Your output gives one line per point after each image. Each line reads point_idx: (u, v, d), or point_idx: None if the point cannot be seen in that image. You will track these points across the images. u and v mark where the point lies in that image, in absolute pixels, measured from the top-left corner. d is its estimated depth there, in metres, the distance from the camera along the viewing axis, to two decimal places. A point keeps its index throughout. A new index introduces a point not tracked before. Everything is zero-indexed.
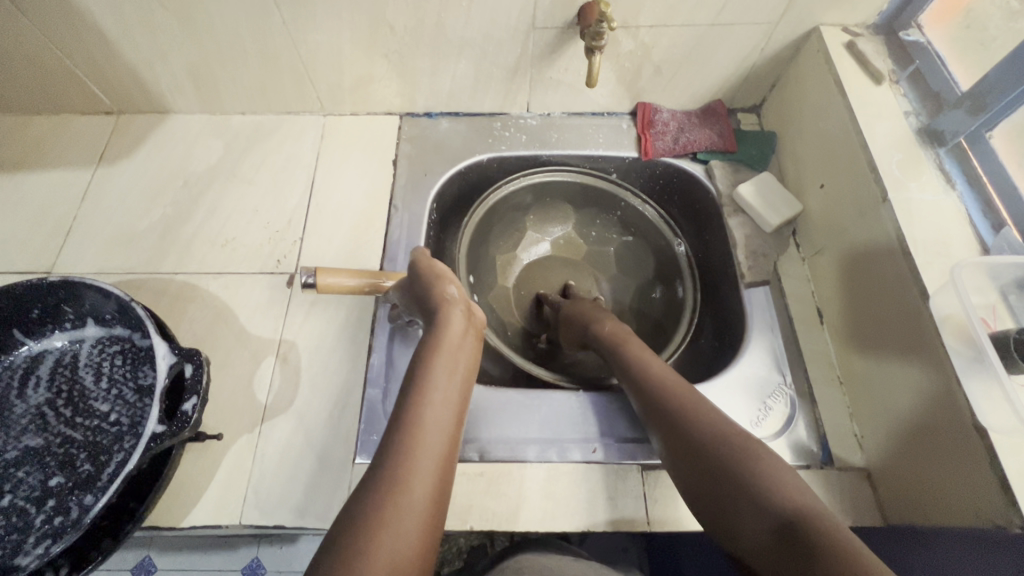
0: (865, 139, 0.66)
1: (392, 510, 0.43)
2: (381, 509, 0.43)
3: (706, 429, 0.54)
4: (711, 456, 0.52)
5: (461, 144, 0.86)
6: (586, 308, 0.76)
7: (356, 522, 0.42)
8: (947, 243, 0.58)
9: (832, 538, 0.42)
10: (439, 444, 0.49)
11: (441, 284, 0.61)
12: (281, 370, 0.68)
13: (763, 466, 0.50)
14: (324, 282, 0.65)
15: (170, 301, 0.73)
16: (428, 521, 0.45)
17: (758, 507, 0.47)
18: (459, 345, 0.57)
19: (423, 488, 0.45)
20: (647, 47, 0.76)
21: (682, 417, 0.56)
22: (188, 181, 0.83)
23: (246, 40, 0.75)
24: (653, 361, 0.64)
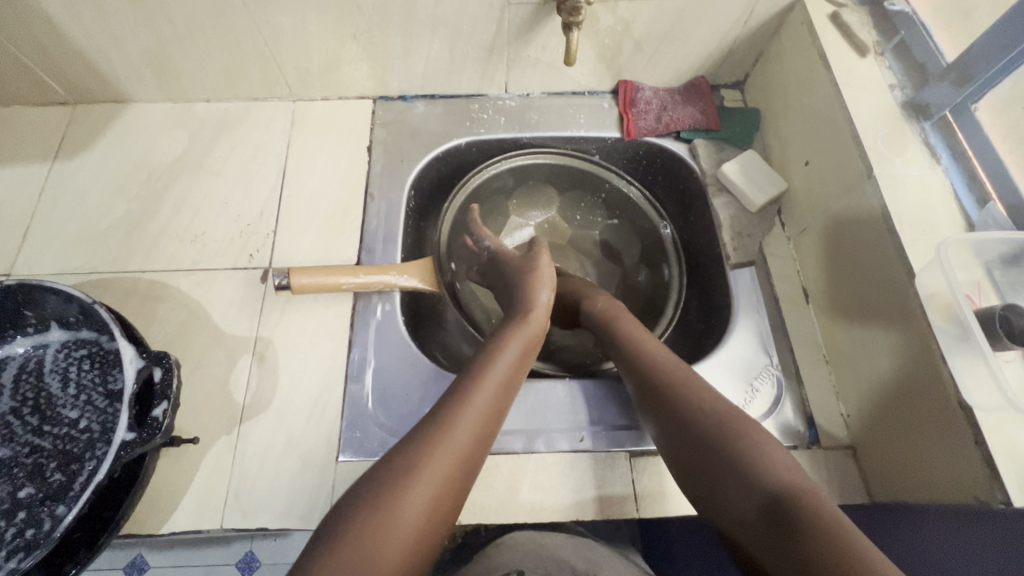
0: (850, 114, 0.64)
1: (431, 456, 0.48)
2: (417, 457, 0.48)
3: (698, 406, 0.54)
4: (700, 434, 0.52)
5: (439, 128, 0.83)
6: (576, 286, 0.75)
7: (392, 470, 0.47)
8: (932, 219, 0.57)
9: (820, 517, 0.42)
10: (483, 417, 0.53)
11: (540, 283, 0.69)
12: (258, 369, 0.66)
13: (757, 445, 0.49)
14: (297, 283, 0.66)
15: (139, 301, 0.70)
16: (457, 476, 0.49)
17: (744, 485, 0.47)
18: (537, 339, 0.64)
19: (461, 443, 0.50)
20: (626, 22, 0.73)
21: (672, 395, 0.55)
22: (153, 173, 0.79)
23: (206, 23, 0.71)
24: (647, 338, 0.63)
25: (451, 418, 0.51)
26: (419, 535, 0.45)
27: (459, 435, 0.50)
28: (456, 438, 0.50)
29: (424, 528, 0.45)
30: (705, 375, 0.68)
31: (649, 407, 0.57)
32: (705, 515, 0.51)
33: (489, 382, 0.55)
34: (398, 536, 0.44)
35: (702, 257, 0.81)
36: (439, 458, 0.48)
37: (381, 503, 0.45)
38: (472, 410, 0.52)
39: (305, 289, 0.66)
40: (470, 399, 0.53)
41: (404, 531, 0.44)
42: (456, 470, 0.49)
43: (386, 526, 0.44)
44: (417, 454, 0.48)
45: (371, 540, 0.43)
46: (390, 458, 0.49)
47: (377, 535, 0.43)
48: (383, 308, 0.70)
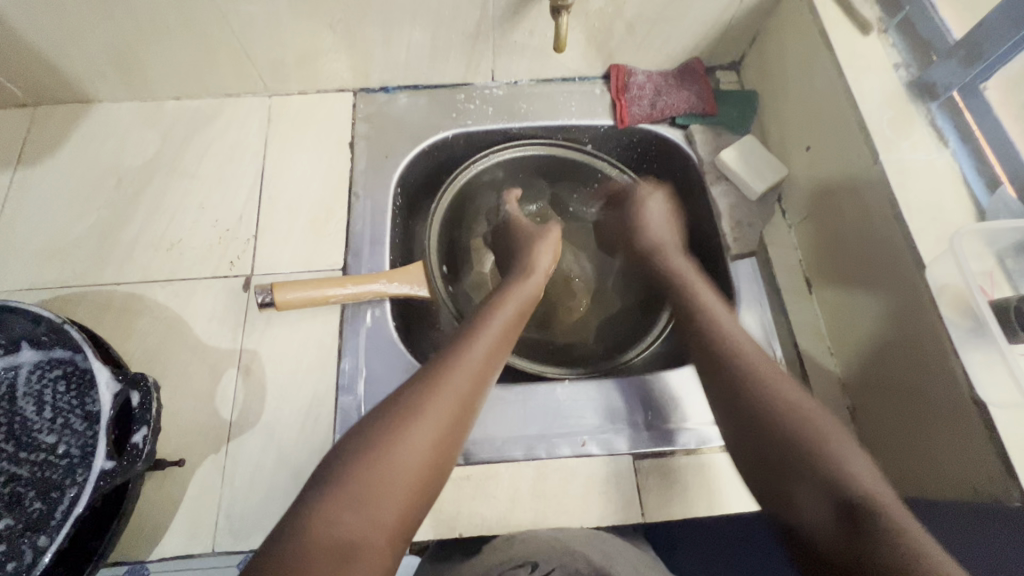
0: (854, 97, 0.61)
1: (428, 396, 0.49)
2: (415, 397, 0.49)
3: (773, 396, 0.51)
4: (772, 427, 0.50)
5: (424, 121, 0.80)
6: (660, 231, 0.76)
7: (392, 409, 0.49)
8: (942, 207, 0.55)
9: (891, 522, 0.41)
10: (480, 364, 0.54)
11: (542, 251, 0.72)
12: (244, 384, 0.63)
13: (831, 447, 0.47)
14: (282, 299, 0.63)
15: (115, 315, 0.67)
16: (454, 419, 0.50)
17: (820, 483, 0.45)
18: (533, 301, 0.66)
19: (457, 386, 0.51)
20: (617, 4, 0.70)
21: (745, 384, 0.53)
22: (123, 178, 0.74)
23: (169, 15, 0.66)
24: (725, 318, 0.61)
25: (450, 366, 0.52)
26: (417, 480, 0.46)
27: (459, 381, 0.51)
28: (453, 384, 0.51)
29: (423, 473, 0.46)
30: None
31: (717, 393, 0.55)
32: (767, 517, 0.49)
33: (484, 335, 0.57)
34: (391, 476, 0.45)
35: (701, 247, 0.79)
36: (439, 403, 0.49)
37: (377, 445, 0.46)
38: (471, 360, 0.54)
39: (290, 305, 0.63)
40: (467, 349, 0.55)
41: (399, 468, 0.45)
42: (455, 418, 0.50)
43: (383, 466, 0.45)
44: (417, 399, 0.49)
45: (367, 480, 0.44)
46: (389, 403, 0.50)
47: (374, 473, 0.44)
48: (373, 315, 0.67)
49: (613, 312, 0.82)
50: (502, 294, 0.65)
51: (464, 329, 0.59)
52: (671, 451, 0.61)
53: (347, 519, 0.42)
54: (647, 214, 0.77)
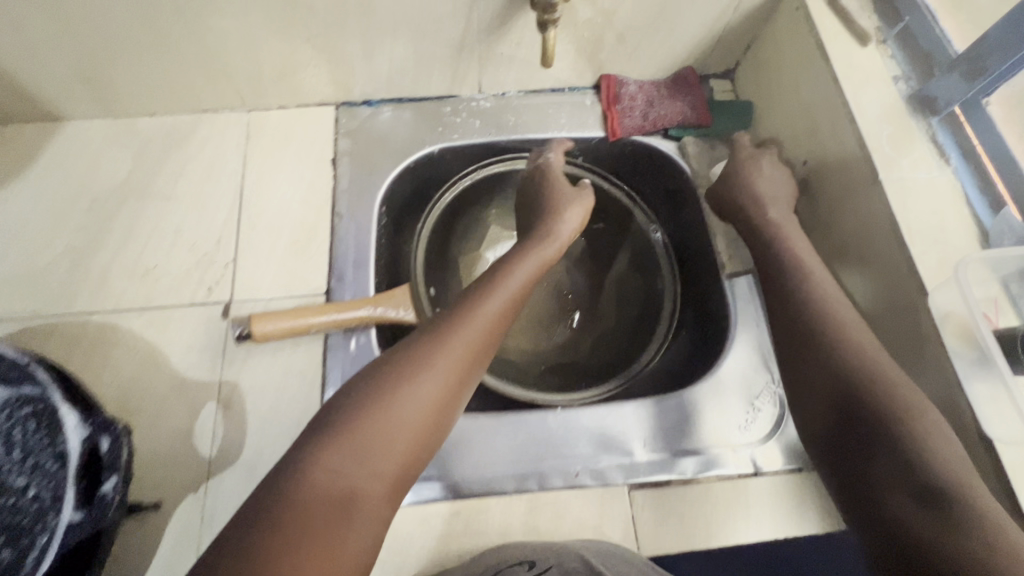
0: (852, 112, 0.59)
1: (436, 349, 0.49)
2: (423, 349, 0.49)
3: (875, 383, 0.50)
4: (868, 416, 0.49)
5: (409, 136, 0.77)
6: (773, 182, 0.67)
7: (400, 360, 0.48)
8: (944, 229, 0.53)
9: (976, 514, 0.42)
10: (491, 323, 0.53)
11: (568, 216, 0.69)
12: (224, 418, 0.61)
13: (924, 434, 0.46)
14: (260, 330, 0.61)
15: (89, 347, 0.64)
16: (461, 374, 0.49)
17: (906, 469, 0.45)
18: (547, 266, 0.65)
19: (466, 342, 0.50)
20: (606, 13, 0.67)
21: (848, 370, 0.52)
22: (95, 201, 0.71)
23: (138, 31, 0.63)
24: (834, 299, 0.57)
25: (461, 320, 0.52)
26: (420, 434, 0.45)
27: (469, 336, 0.51)
28: (462, 340, 0.50)
29: (426, 427, 0.46)
30: (705, 396, 0.64)
31: (813, 374, 0.54)
32: (837, 486, 0.51)
33: (498, 294, 0.56)
34: (394, 424, 0.44)
35: (695, 262, 0.76)
36: (448, 356, 0.49)
37: (382, 393, 0.45)
38: (482, 317, 0.53)
39: (269, 336, 0.61)
40: (480, 306, 0.54)
41: (403, 418, 0.45)
42: (461, 374, 0.49)
43: (388, 415, 0.44)
44: (424, 351, 0.49)
45: (373, 428, 0.43)
46: (396, 354, 0.49)
47: (378, 420, 0.44)
48: (357, 342, 0.65)
49: (607, 326, 0.78)
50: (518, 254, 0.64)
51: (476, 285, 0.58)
52: (667, 481, 0.60)
53: (351, 464, 0.41)
54: (757, 165, 0.68)
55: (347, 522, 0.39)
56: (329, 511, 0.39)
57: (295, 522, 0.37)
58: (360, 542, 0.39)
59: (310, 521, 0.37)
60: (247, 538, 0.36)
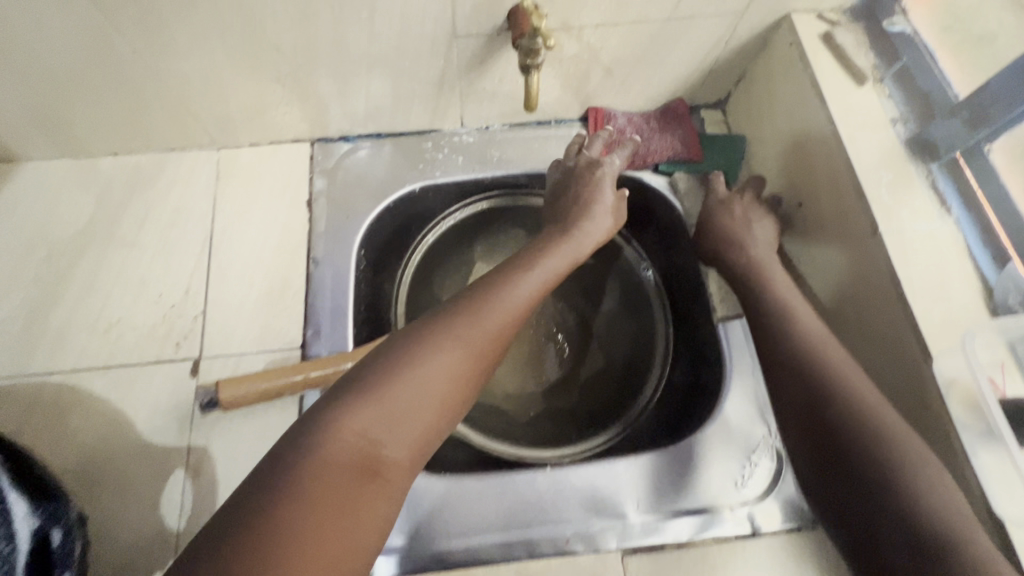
0: (849, 157, 0.57)
1: (473, 316, 0.45)
2: (457, 314, 0.45)
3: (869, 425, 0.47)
4: (863, 458, 0.46)
5: (388, 174, 0.73)
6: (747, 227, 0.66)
7: (435, 322, 0.44)
8: (947, 285, 0.51)
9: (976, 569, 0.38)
10: (528, 297, 0.50)
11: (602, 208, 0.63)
12: (193, 486, 0.58)
13: (920, 480, 0.43)
14: (227, 396, 0.57)
15: (47, 412, 0.60)
16: (494, 347, 0.46)
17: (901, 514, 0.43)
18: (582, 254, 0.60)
19: (503, 313, 0.47)
20: (593, 49, 0.64)
21: (842, 411, 0.49)
22: (54, 250, 0.67)
23: (93, 74, 0.59)
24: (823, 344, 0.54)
25: (498, 291, 0.48)
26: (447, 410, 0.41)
27: (505, 308, 0.47)
28: (500, 310, 0.47)
29: (452, 404, 0.41)
30: (701, 450, 0.62)
31: (803, 411, 0.51)
32: (831, 507, 0.48)
33: (534, 273, 0.53)
34: (422, 394, 0.40)
35: (688, 302, 0.73)
36: (482, 328, 0.45)
37: (410, 358, 0.41)
38: (517, 296, 0.49)
39: (238, 403, 0.57)
40: (517, 279, 0.51)
41: (435, 383, 0.40)
42: (490, 352, 0.45)
43: (416, 383, 0.40)
44: (459, 315, 0.45)
45: (400, 396, 0.38)
46: (426, 318, 0.45)
47: (405, 387, 0.39)
48: None
49: (597, 366, 0.75)
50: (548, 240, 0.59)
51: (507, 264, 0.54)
52: (661, 544, 0.57)
53: (372, 429, 0.37)
54: (726, 212, 0.67)
55: (364, 495, 0.35)
56: (348, 484, 0.34)
57: (309, 495, 0.33)
58: (376, 522, 0.35)
59: (328, 495, 0.33)
60: (250, 511, 0.32)
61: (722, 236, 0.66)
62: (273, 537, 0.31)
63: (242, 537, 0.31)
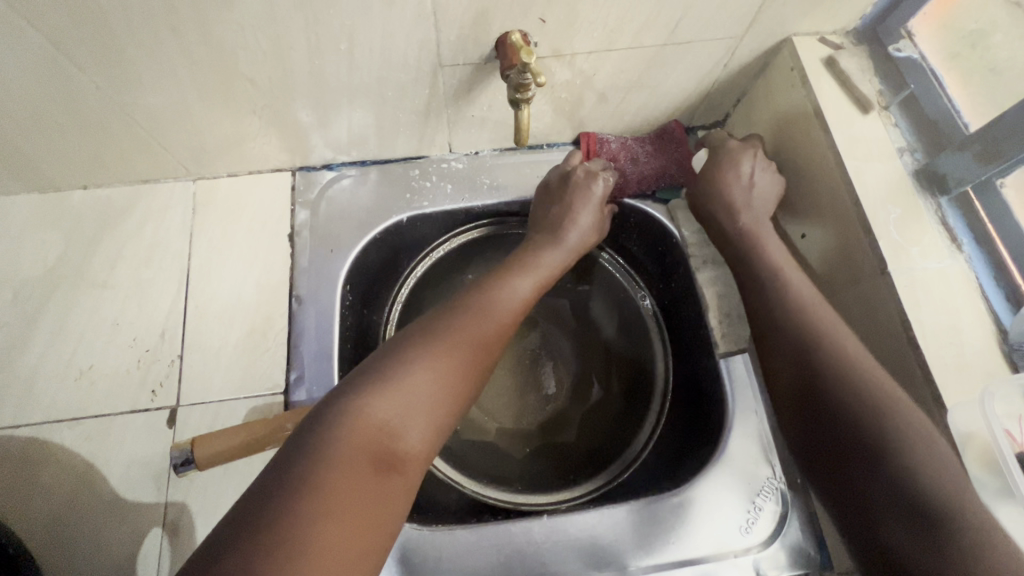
0: (855, 191, 0.54)
1: (474, 318, 0.50)
2: (459, 317, 0.49)
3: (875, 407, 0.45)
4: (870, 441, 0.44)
5: (374, 204, 0.70)
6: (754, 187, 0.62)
7: (438, 324, 0.48)
8: (959, 327, 0.49)
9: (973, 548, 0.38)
10: (520, 300, 0.56)
11: (583, 215, 0.64)
12: (172, 546, 0.55)
13: (921, 460, 0.42)
14: (201, 457, 0.53)
15: (15, 469, 0.57)
16: (494, 344, 0.50)
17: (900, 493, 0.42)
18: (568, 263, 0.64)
19: (500, 313, 0.52)
20: (586, 75, 0.61)
21: (848, 393, 0.46)
22: (20, 294, 0.63)
23: (53, 110, 0.55)
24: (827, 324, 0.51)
25: (494, 295, 0.54)
26: (450, 406, 0.44)
27: (501, 310, 0.53)
28: (497, 310, 0.52)
29: (454, 400, 0.44)
30: (704, 494, 0.59)
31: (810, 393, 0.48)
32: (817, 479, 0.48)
33: (523, 279, 0.58)
34: (427, 390, 0.43)
35: (689, 333, 0.70)
36: (481, 327, 0.50)
37: (409, 359, 0.44)
38: (504, 304, 0.54)
39: (217, 460, 0.54)
40: (507, 285, 0.56)
41: (445, 375, 0.44)
42: (490, 347, 0.50)
43: (420, 380, 0.43)
44: (460, 318, 0.49)
45: (406, 392, 0.41)
46: (422, 326, 0.48)
47: (411, 383, 0.42)
48: None
49: (595, 400, 0.73)
50: (532, 249, 0.63)
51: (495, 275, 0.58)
52: None
53: (384, 420, 0.39)
54: (741, 169, 0.62)
55: (386, 478, 0.38)
56: (365, 471, 0.37)
57: (331, 484, 0.35)
58: (392, 508, 0.37)
59: (349, 483, 0.35)
60: (259, 518, 0.32)
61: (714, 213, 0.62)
62: (299, 525, 0.32)
63: (263, 532, 0.32)
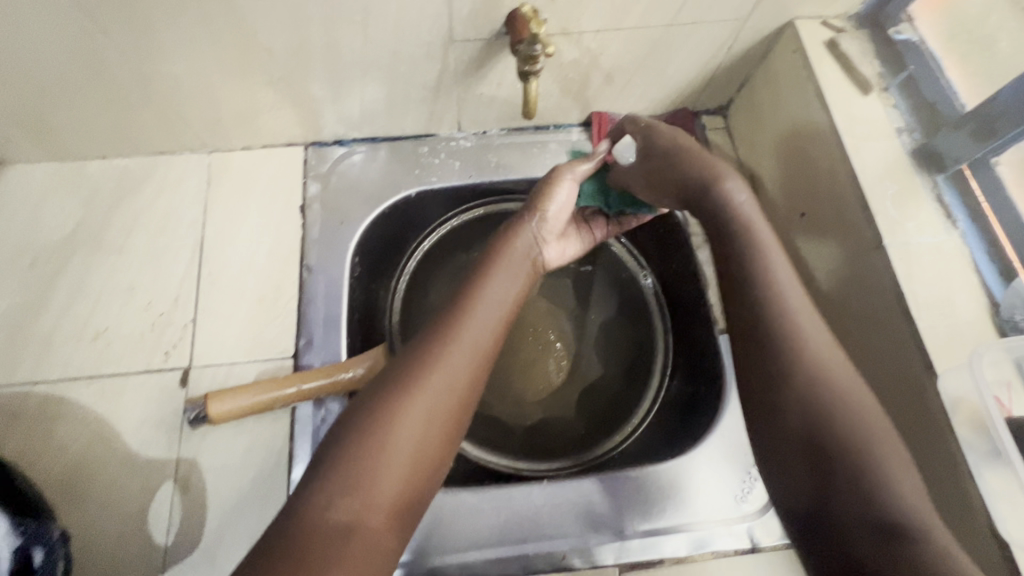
0: (854, 169, 0.56)
1: (432, 367, 0.44)
2: (416, 368, 0.44)
3: (848, 416, 0.44)
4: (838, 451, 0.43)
5: (384, 179, 0.72)
6: (718, 162, 0.55)
7: (390, 383, 0.44)
8: (952, 300, 0.51)
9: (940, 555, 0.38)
10: (485, 334, 0.48)
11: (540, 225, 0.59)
12: (182, 501, 0.56)
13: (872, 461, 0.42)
14: (215, 411, 0.56)
15: (30, 424, 0.58)
16: (465, 390, 0.45)
17: (867, 500, 0.41)
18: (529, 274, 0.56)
19: (465, 350, 0.46)
20: (593, 53, 0.62)
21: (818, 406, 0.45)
22: (38, 258, 0.65)
23: (75, 76, 0.57)
24: (810, 329, 0.48)
25: (457, 329, 0.47)
26: (420, 468, 0.42)
27: (466, 347, 0.46)
28: (461, 351, 0.46)
29: (427, 461, 0.42)
30: (700, 464, 0.60)
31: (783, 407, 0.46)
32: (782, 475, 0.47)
33: (485, 304, 0.50)
34: (399, 462, 0.41)
35: (689, 310, 0.72)
36: (444, 378, 0.44)
37: (382, 416, 0.42)
38: (468, 341, 0.47)
39: (228, 417, 0.56)
40: (470, 314, 0.49)
41: (405, 445, 0.41)
42: (463, 397, 0.45)
43: (389, 451, 0.41)
44: (417, 369, 0.44)
45: (372, 471, 0.40)
46: (378, 386, 0.44)
47: (367, 470, 0.40)
48: (327, 413, 0.60)
49: (595, 377, 0.74)
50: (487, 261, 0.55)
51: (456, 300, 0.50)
52: (660, 560, 0.57)
53: (341, 516, 0.38)
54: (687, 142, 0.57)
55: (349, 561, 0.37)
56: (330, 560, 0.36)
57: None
58: None
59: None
60: None
61: (709, 202, 0.54)
62: None
63: None
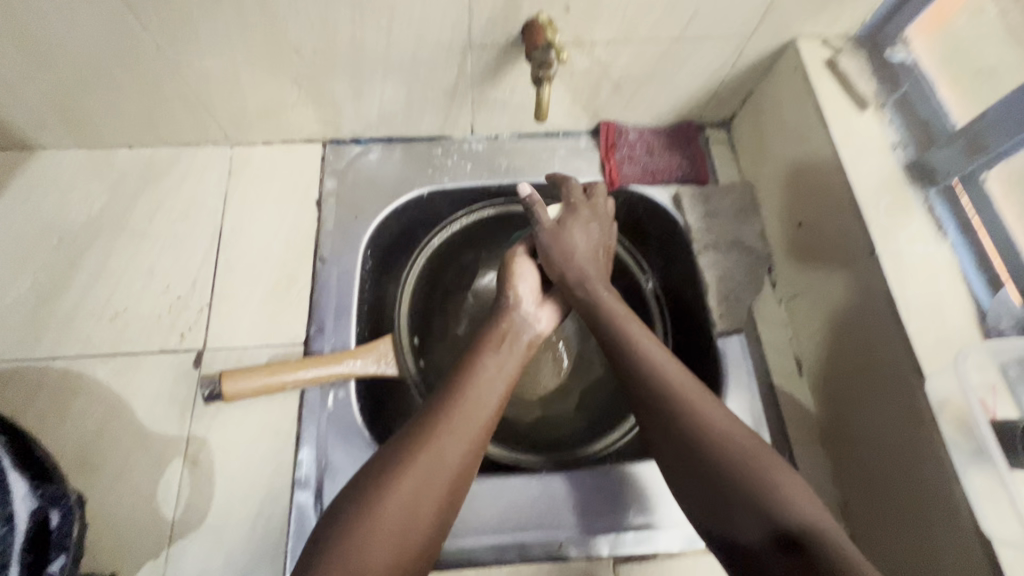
0: (850, 180, 0.58)
1: (423, 446, 0.47)
2: (410, 448, 0.47)
3: (749, 465, 0.47)
4: (745, 500, 0.45)
5: (397, 177, 0.74)
6: (593, 270, 0.63)
7: (387, 462, 0.46)
8: (941, 308, 0.53)
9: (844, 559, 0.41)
10: (483, 414, 0.51)
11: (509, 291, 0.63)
12: (190, 476, 0.58)
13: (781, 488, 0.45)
14: (228, 389, 0.58)
15: (50, 396, 0.60)
16: (460, 468, 0.47)
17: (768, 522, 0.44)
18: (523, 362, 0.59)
19: (461, 431, 0.48)
20: (604, 64, 0.66)
21: (706, 470, 0.47)
22: (64, 239, 0.68)
23: (113, 67, 0.60)
24: (697, 402, 0.51)
25: (451, 409, 0.50)
26: (408, 544, 0.43)
27: (460, 427, 0.49)
28: (455, 429, 0.48)
29: (415, 535, 0.44)
30: None
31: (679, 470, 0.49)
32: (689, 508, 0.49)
33: (482, 385, 0.53)
34: (389, 530, 0.43)
35: (689, 314, 0.74)
36: (433, 457, 0.46)
37: (374, 497, 0.44)
38: (463, 419, 0.49)
39: (239, 395, 0.58)
40: (464, 394, 0.51)
41: (394, 524, 0.43)
42: (457, 477, 0.47)
43: (373, 542, 0.42)
44: (411, 446, 0.47)
45: (365, 542, 0.42)
46: (376, 463, 0.47)
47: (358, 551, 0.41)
48: (334, 398, 0.62)
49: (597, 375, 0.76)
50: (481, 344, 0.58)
51: (454, 376, 0.54)
52: (653, 553, 0.58)
53: None
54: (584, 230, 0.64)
55: None
56: None
57: None
58: None
59: None
60: None
61: (586, 301, 0.61)
62: None
63: None
